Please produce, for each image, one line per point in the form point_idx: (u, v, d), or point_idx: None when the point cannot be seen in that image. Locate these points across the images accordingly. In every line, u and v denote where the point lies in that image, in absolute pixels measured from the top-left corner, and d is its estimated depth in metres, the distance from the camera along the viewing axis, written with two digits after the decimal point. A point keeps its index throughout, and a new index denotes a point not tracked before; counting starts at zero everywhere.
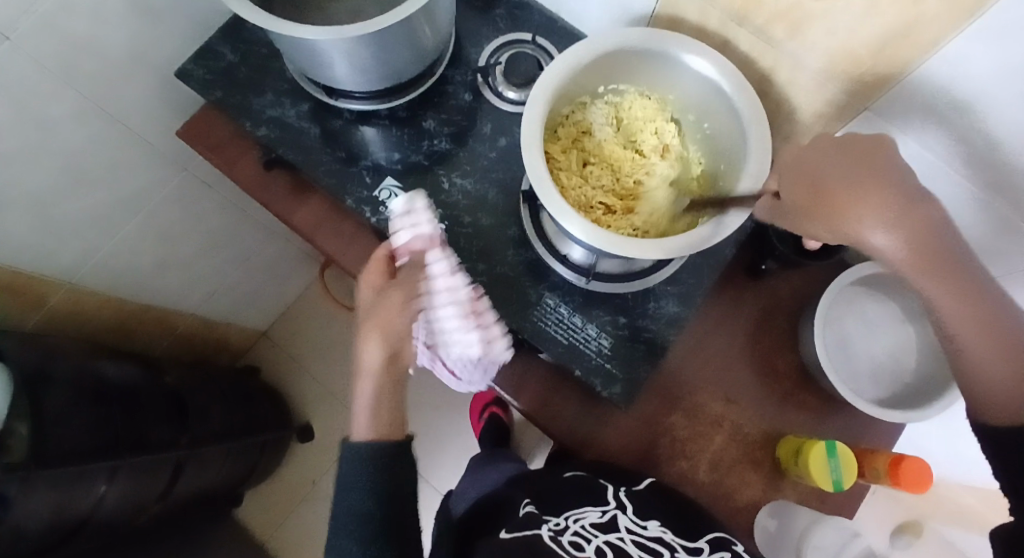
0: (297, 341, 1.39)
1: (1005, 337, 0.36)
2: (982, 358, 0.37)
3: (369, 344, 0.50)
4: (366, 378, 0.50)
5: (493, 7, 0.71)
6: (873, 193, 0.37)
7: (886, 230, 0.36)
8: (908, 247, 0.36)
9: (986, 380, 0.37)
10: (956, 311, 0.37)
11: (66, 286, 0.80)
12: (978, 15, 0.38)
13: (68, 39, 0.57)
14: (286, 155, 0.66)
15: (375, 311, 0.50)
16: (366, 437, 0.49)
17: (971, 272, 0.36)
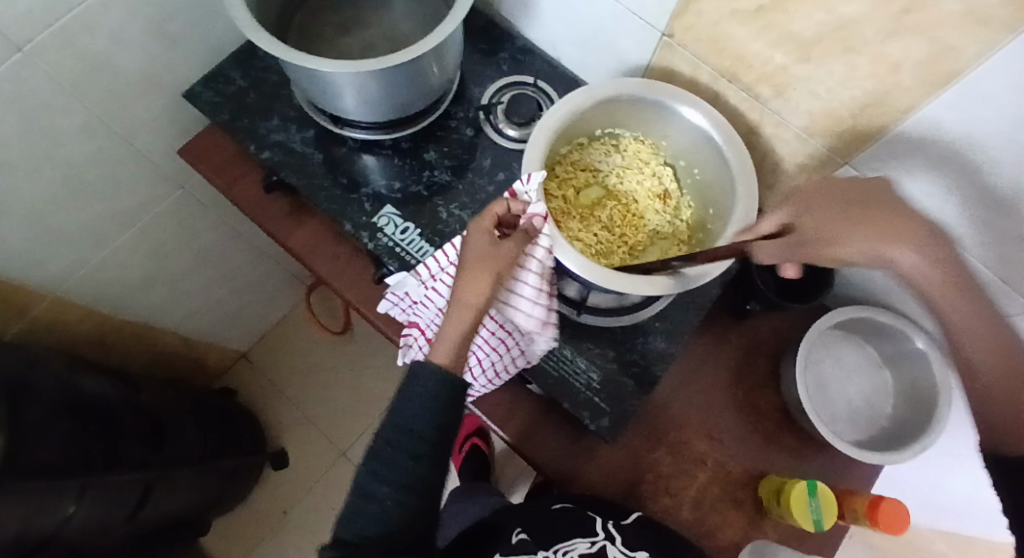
0: (277, 364, 1.38)
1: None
2: (1013, 401, 0.33)
3: (476, 282, 0.45)
4: (461, 310, 0.46)
5: (496, 50, 0.74)
6: (901, 220, 0.35)
7: (917, 251, 0.34)
8: (947, 275, 0.33)
9: (1023, 429, 0.32)
10: (985, 346, 0.33)
11: (50, 296, 0.78)
12: (949, 86, 0.42)
13: (83, 55, 0.59)
14: (288, 179, 0.68)
15: (493, 257, 0.46)
16: (442, 363, 0.45)
17: (994, 307, 0.34)
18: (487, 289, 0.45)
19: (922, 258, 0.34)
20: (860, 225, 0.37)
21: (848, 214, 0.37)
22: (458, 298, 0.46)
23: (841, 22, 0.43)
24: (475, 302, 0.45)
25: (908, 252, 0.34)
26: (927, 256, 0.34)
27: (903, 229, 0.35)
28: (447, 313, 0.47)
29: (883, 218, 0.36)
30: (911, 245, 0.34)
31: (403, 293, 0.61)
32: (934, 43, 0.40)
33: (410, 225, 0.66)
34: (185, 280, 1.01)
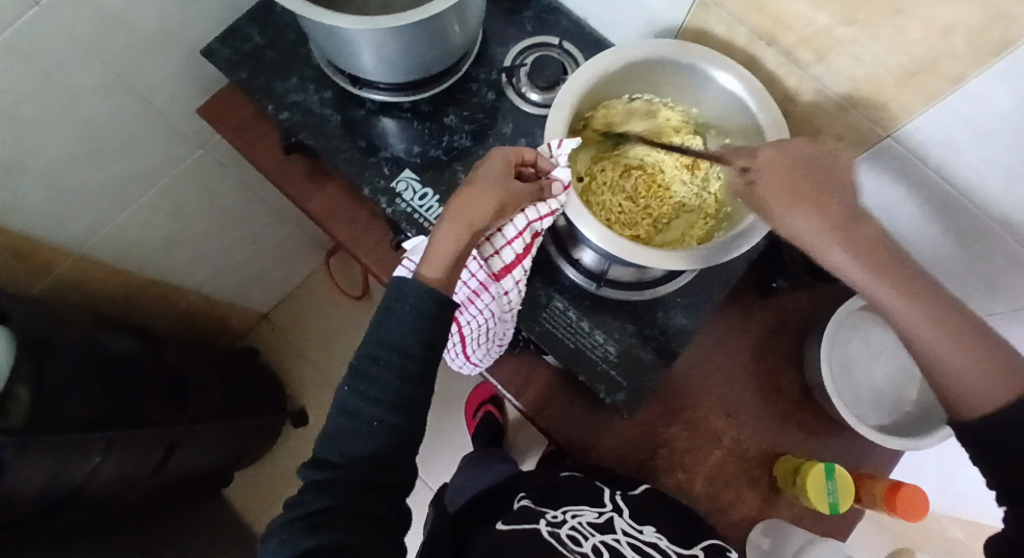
0: (298, 326, 1.40)
1: (961, 331, 0.36)
2: (946, 356, 0.36)
3: (478, 201, 0.45)
4: (457, 227, 0.45)
5: (521, 8, 0.71)
6: (827, 207, 0.39)
7: (834, 239, 0.38)
8: (858, 259, 0.37)
9: (955, 379, 0.36)
10: (911, 309, 0.36)
11: (74, 255, 0.80)
12: (1001, 53, 0.38)
13: (100, 11, 0.58)
14: (306, 141, 0.66)
15: (503, 186, 0.46)
16: (430, 279, 0.44)
17: (916, 274, 0.37)
18: (487, 211, 0.45)
19: (838, 244, 0.38)
20: (804, 205, 0.39)
21: (785, 198, 0.40)
22: (457, 215, 0.45)
23: None
24: (475, 221, 0.45)
25: (829, 239, 0.38)
26: (846, 242, 0.38)
27: (827, 216, 0.38)
28: (438, 231, 0.46)
29: (813, 203, 0.39)
30: (829, 233, 0.38)
31: (417, 259, 0.59)
32: (986, 7, 0.36)
33: (428, 191, 0.65)
34: (206, 241, 1.02)
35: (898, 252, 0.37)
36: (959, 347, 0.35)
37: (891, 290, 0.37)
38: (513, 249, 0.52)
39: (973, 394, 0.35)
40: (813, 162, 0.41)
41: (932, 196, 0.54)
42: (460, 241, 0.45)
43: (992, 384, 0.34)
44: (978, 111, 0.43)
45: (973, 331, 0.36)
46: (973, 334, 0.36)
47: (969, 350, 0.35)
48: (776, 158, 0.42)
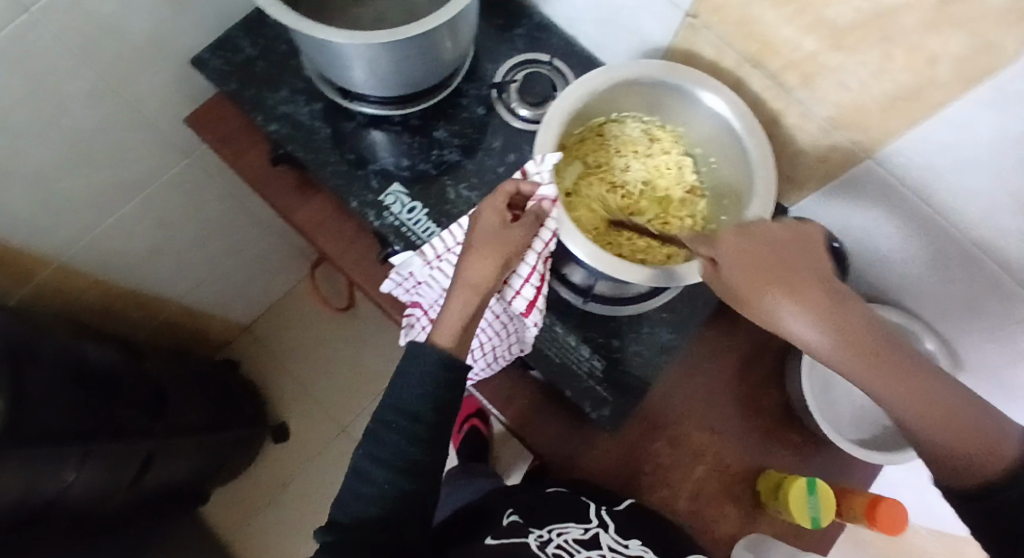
0: (281, 338, 1.38)
1: (941, 405, 0.34)
2: (929, 430, 0.34)
3: (482, 263, 0.45)
4: (464, 292, 0.45)
5: (513, 26, 0.72)
6: (803, 288, 0.35)
7: (805, 319, 0.35)
8: (834, 343, 0.34)
9: (944, 452, 0.34)
10: (893, 388, 0.34)
11: (54, 264, 0.78)
12: (982, 81, 0.39)
13: (90, 17, 0.57)
14: (295, 153, 0.66)
15: (502, 240, 0.45)
16: (446, 346, 0.45)
17: (895, 353, 0.34)
18: (493, 271, 0.45)
19: (807, 323, 0.35)
20: (770, 284, 0.36)
21: (751, 276, 0.37)
22: (461, 280, 0.45)
23: (878, 10, 0.41)
24: (480, 284, 0.44)
25: (797, 319, 0.35)
26: (816, 321, 0.34)
27: (798, 292, 0.35)
28: (448, 296, 0.45)
29: (780, 280, 0.36)
30: (801, 313, 0.35)
31: (407, 274, 0.60)
32: (973, 38, 0.38)
33: (417, 205, 0.65)
34: (191, 251, 1.01)
35: (876, 331, 0.34)
36: (943, 424, 0.34)
37: (869, 372, 0.34)
38: (529, 287, 0.50)
39: (961, 468, 0.34)
40: (760, 240, 0.38)
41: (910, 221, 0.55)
42: (470, 306, 0.45)
43: (981, 459, 0.33)
44: (954, 139, 0.45)
45: (957, 403, 0.34)
46: (958, 407, 0.34)
47: (953, 423, 0.34)
48: (743, 237, 0.39)
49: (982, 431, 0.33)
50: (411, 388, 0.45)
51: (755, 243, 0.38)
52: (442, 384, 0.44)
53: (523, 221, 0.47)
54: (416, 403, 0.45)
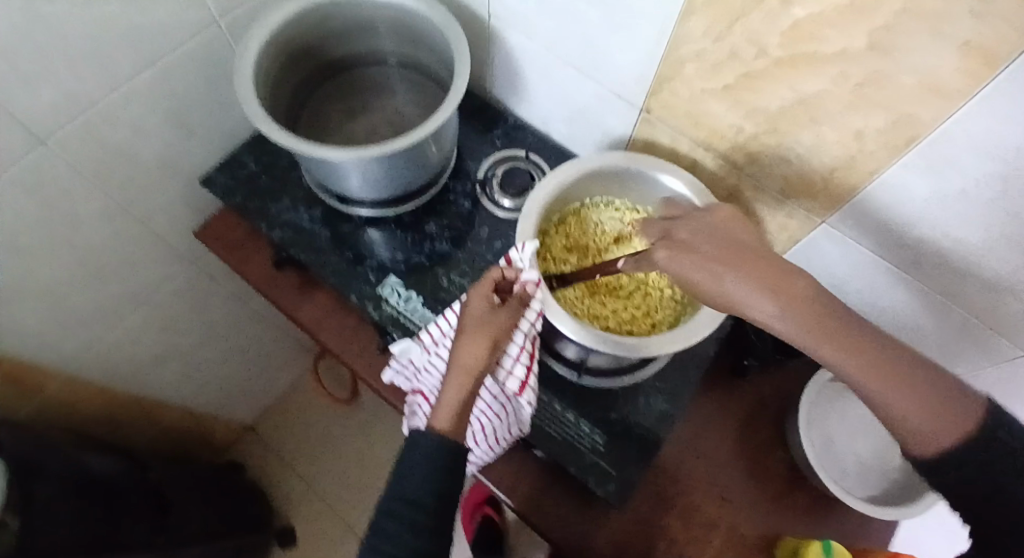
0: (284, 436, 1.37)
1: (900, 376, 0.34)
2: (891, 400, 0.34)
3: (473, 347, 0.48)
4: (459, 376, 0.47)
5: (491, 128, 0.79)
6: (755, 272, 0.37)
7: (761, 298, 0.36)
8: (800, 315, 0.35)
9: (906, 426, 0.35)
10: (850, 359, 0.35)
11: (63, 377, 0.80)
12: (913, 146, 0.46)
13: (107, 148, 0.64)
14: (297, 255, 0.71)
15: (491, 323, 0.49)
16: (444, 431, 0.46)
17: (846, 325, 0.35)
18: (483, 355, 0.47)
19: (765, 300, 0.36)
20: (725, 268, 0.39)
21: (711, 263, 0.39)
22: (456, 364, 0.48)
23: (803, 97, 0.49)
24: (473, 366, 0.47)
25: (751, 297, 0.36)
26: (773, 298, 0.36)
27: (751, 272, 0.37)
28: (445, 381, 0.48)
29: (732, 266, 0.38)
30: (759, 291, 0.36)
31: (406, 360, 0.63)
32: (892, 114, 0.45)
33: (413, 294, 0.69)
34: (196, 354, 1.04)
35: (828, 300, 0.35)
36: (903, 392, 0.34)
37: (825, 344, 0.35)
38: (520, 365, 0.52)
39: (922, 436, 0.34)
40: (701, 237, 0.43)
41: (878, 273, 0.60)
42: (465, 390, 0.47)
43: (945, 432, 0.34)
44: (896, 198, 0.51)
45: (921, 379, 0.34)
46: (909, 375, 0.34)
47: (910, 393, 0.34)
48: (703, 238, 0.42)
49: (938, 399, 0.34)
50: (411, 473, 0.46)
51: (708, 237, 0.42)
52: (441, 467, 0.46)
53: (508, 304, 0.51)
54: (416, 488, 0.45)
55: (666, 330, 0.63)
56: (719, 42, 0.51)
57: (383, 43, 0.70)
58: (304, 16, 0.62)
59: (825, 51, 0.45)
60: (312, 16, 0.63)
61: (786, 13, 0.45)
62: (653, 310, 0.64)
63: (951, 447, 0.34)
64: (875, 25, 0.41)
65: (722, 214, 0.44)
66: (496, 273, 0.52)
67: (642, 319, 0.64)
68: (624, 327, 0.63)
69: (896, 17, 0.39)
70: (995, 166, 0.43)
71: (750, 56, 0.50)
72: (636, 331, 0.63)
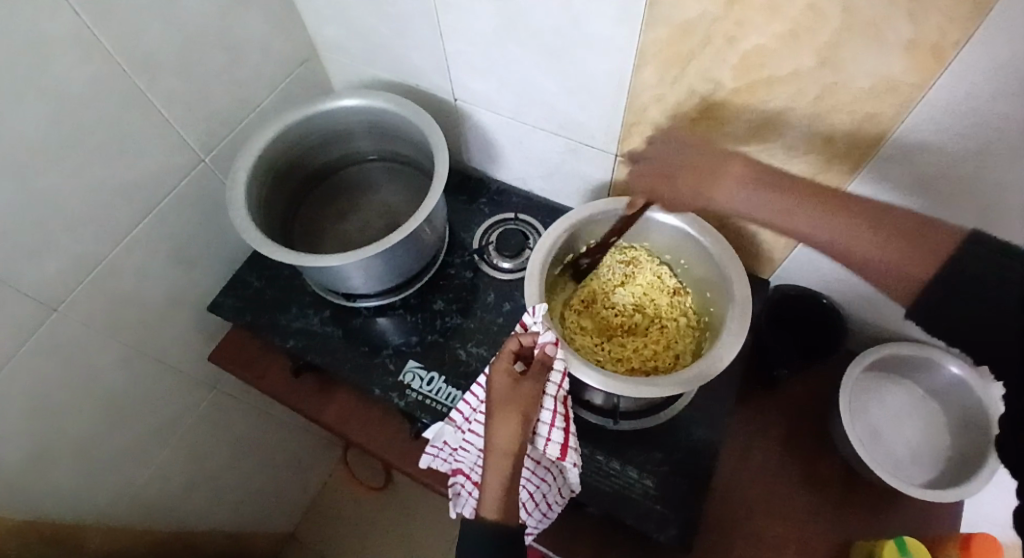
0: (327, 537, 1.33)
1: (867, 222, 0.41)
2: (872, 247, 0.41)
3: (506, 427, 0.48)
4: (498, 459, 0.47)
5: (476, 198, 0.82)
6: (729, 174, 0.49)
7: (741, 187, 0.48)
8: (754, 191, 0.47)
9: (880, 265, 0.40)
10: (817, 215, 0.44)
11: (102, 527, 0.79)
12: (884, 141, 0.48)
13: (116, 297, 0.66)
14: (314, 360, 0.71)
15: (517, 398, 0.49)
16: (494, 518, 0.47)
17: (822, 194, 0.45)
18: (516, 432, 0.48)
19: (736, 190, 0.48)
20: (724, 179, 0.49)
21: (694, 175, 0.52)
22: (493, 448, 0.48)
23: (767, 117, 0.52)
24: (509, 446, 0.47)
25: (734, 190, 0.48)
26: (741, 185, 0.48)
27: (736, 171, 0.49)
28: (486, 467, 0.48)
29: (723, 167, 0.50)
30: (733, 185, 0.49)
31: (441, 443, 0.63)
32: (857, 115, 0.48)
33: (434, 374, 0.69)
34: (227, 474, 1.02)
35: (791, 182, 0.46)
36: (874, 238, 0.41)
37: (795, 206, 0.45)
38: (557, 429, 0.52)
39: (901, 269, 0.39)
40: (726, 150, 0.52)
41: None
42: (506, 472, 0.47)
43: (915, 264, 0.38)
44: (880, 191, 0.53)
45: (905, 226, 0.40)
46: (884, 220, 0.41)
47: (887, 240, 0.40)
48: (683, 155, 0.54)
49: (914, 232, 0.39)
50: None
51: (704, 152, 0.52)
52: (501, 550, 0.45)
53: (531, 372, 0.51)
54: None
55: (689, 361, 0.62)
56: (676, 83, 0.54)
57: (359, 144, 0.74)
58: (283, 140, 0.66)
59: (777, 74, 0.48)
60: (290, 138, 0.67)
61: (734, 47, 0.48)
62: (672, 344, 0.64)
63: (927, 276, 0.37)
64: (819, 44, 0.44)
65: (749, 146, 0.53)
66: (512, 344, 0.53)
67: (664, 355, 0.64)
68: (648, 365, 0.63)
69: (837, 35, 0.42)
70: (969, 143, 0.44)
71: (707, 90, 0.53)
72: (661, 368, 0.63)
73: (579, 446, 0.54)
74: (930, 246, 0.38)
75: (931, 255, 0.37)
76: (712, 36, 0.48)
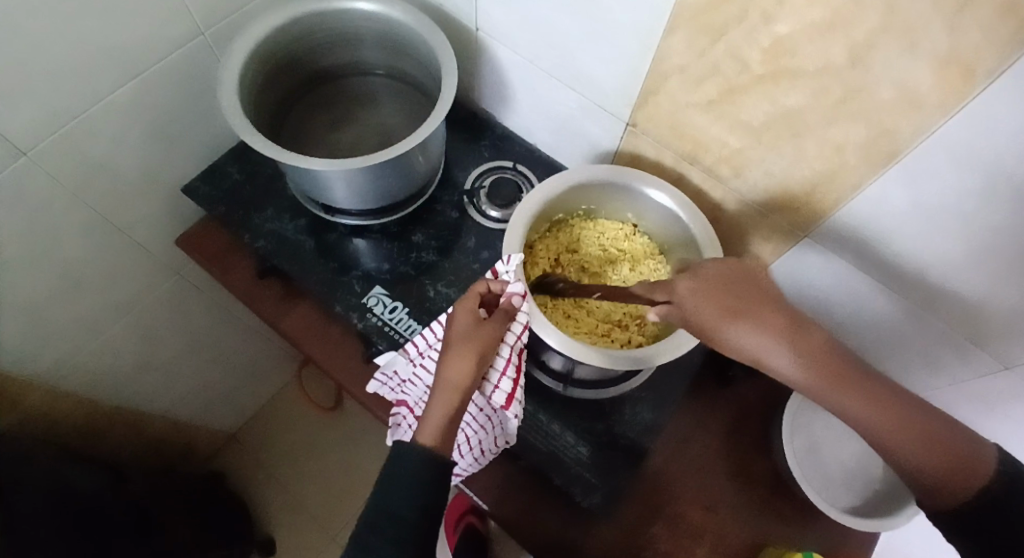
0: (267, 445, 1.35)
1: (922, 426, 0.40)
2: (898, 442, 0.40)
3: (459, 362, 0.47)
4: (446, 392, 0.47)
5: (479, 139, 0.79)
6: (768, 317, 0.43)
7: (790, 358, 0.41)
8: (807, 369, 0.41)
9: (925, 467, 0.39)
10: (855, 403, 0.40)
11: (44, 387, 0.78)
12: (894, 161, 0.47)
13: (89, 157, 0.63)
14: (281, 266, 0.70)
15: (477, 338, 0.49)
16: (430, 446, 0.45)
17: (846, 364, 0.41)
18: (470, 371, 0.47)
19: (779, 348, 0.42)
20: (760, 325, 0.42)
21: (736, 315, 0.44)
22: (443, 382, 0.47)
23: (784, 112, 0.50)
24: (459, 383, 0.47)
25: (776, 352, 0.42)
26: (788, 347, 0.42)
27: (772, 324, 0.42)
28: (431, 398, 0.47)
29: (765, 313, 0.43)
30: (775, 341, 0.42)
31: (391, 372, 0.62)
32: (872, 129, 0.46)
33: (398, 304, 0.69)
34: (178, 364, 1.02)
35: (840, 355, 0.41)
36: (908, 433, 0.40)
37: (826, 383, 0.41)
38: (506, 378, 0.52)
39: (943, 486, 0.39)
40: (746, 277, 0.46)
41: (860, 286, 0.61)
42: (451, 407, 0.46)
43: (958, 473, 0.39)
44: (879, 210, 0.52)
45: (924, 423, 0.40)
46: (931, 426, 0.40)
47: (915, 436, 0.40)
48: (710, 275, 0.47)
49: (955, 443, 0.39)
50: (394, 484, 0.44)
51: (731, 282, 0.46)
52: (431, 481, 0.44)
53: (494, 318, 0.51)
54: (402, 501, 0.44)
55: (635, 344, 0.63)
56: (702, 57, 0.51)
57: (365, 54, 0.72)
58: (288, 30, 0.63)
59: (804, 68, 0.46)
60: (297, 29, 0.64)
61: (768, 30, 0.46)
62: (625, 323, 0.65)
63: (965, 499, 0.38)
64: (854, 43, 0.42)
65: (757, 268, 0.47)
66: (482, 287, 0.52)
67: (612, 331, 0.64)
68: (595, 336, 0.63)
69: (873, 36, 0.41)
70: (977, 184, 0.44)
71: (732, 71, 0.51)
72: (604, 343, 0.63)
73: (523, 400, 0.54)
74: (971, 463, 0.39)
75: (977, 477, 0.38)
76: (748, 13, 0.45)
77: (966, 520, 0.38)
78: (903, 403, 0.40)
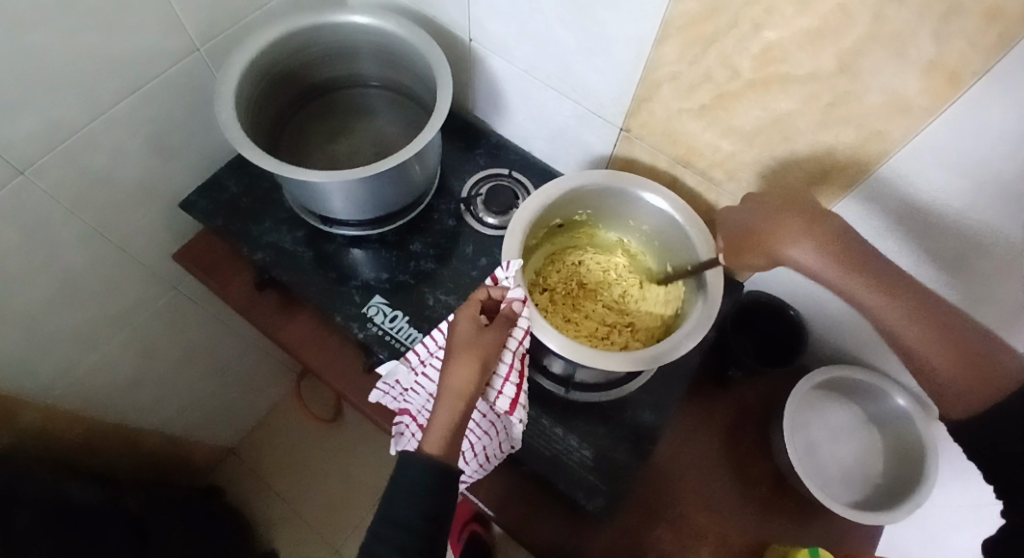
0: (266, 458, 1.34)
1: (945, 330, 0.39)
2: (909, 334, 0.40)
3: (462, 369, 0.48)
4: (450, 400, 0.47)
5: (474, 147, 0.80)
6: (793, 221, 0.48)
7: (811, 252, 0.46)
8: (825, 258, 0.45)
9: (935, 365, 0.38)
10: (874, 295, 0.42)
11: (42, 404, 0.77)
12: (884, 162, 0.48)
13: (86, 173, 0.63)
14: (280, 277, 0.71)
15: (478, 345, 0.49)
16: (436, 454, 0.45)
17: (879, 265, 0.44)
18: (473, 378, 0.47)
19: (800, 244, 0.47)
20: (783, 227, 0.48)
21: (768, 220, 0.50)
22: (446, 390, 0.47)
23: (775, 116, 0.51)
24: (463, 389, 0.47)
25: (798, 248, 0.47)
26: (808, 244, 0.46)
27: (799, 227, 0.47)
28: (435, 406, 0.48)
29: (795, 220, 0.48)
30: (799, 238, 0.47)
31: (393, 382, 0.62)
32: (862, 131, 0.47)
33: (398, 313, 0.69)
34: (176, 378, 1.01)
35: (861, 250, 0.45)
36: (924, 328, 0.39)
37: (845, 274, 0.44)
38: (510, 384, 0.52)
39: (956, 391, 0.37)
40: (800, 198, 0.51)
41: None
42: (456, 415, 0.47)
43: (970, 376, 0.36)
44: (871, 210, 0.53)
45: (949, 326, 0.39)
46: (959, 333, 0.39)
47: (931, 332, 0.39)
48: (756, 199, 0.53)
49: (980, 353, 0.37)
50: (400, 490, 0.44)
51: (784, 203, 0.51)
52: (436, 487, 0.44)
53: (495, 324, 0.51)
54: (407, 507, 0.44)
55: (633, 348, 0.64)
56: (694, 64, 0.52)
57: (361, 67, 0.72)
58: (284, 46, 0.64)
59: (794, 72, 0.47)
60: (293, 44, 0.65)
61: (757, 36, 0.47)
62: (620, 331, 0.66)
63: (973, 407, 0.36)
64: (841, 48, 0.43)
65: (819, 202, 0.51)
66: (481, 295, 0.53)
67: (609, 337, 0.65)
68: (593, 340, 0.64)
69: (861, 42, 0.42)
70: (963, 179, 0.45)
71: (724, 78, 0.52)
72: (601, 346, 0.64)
73: (527, 405, 0.55)
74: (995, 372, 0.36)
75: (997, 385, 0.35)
76: (738, 20, 0.47)
77: (974, 435, 0.35)
78: (932, 302, 0.41)
